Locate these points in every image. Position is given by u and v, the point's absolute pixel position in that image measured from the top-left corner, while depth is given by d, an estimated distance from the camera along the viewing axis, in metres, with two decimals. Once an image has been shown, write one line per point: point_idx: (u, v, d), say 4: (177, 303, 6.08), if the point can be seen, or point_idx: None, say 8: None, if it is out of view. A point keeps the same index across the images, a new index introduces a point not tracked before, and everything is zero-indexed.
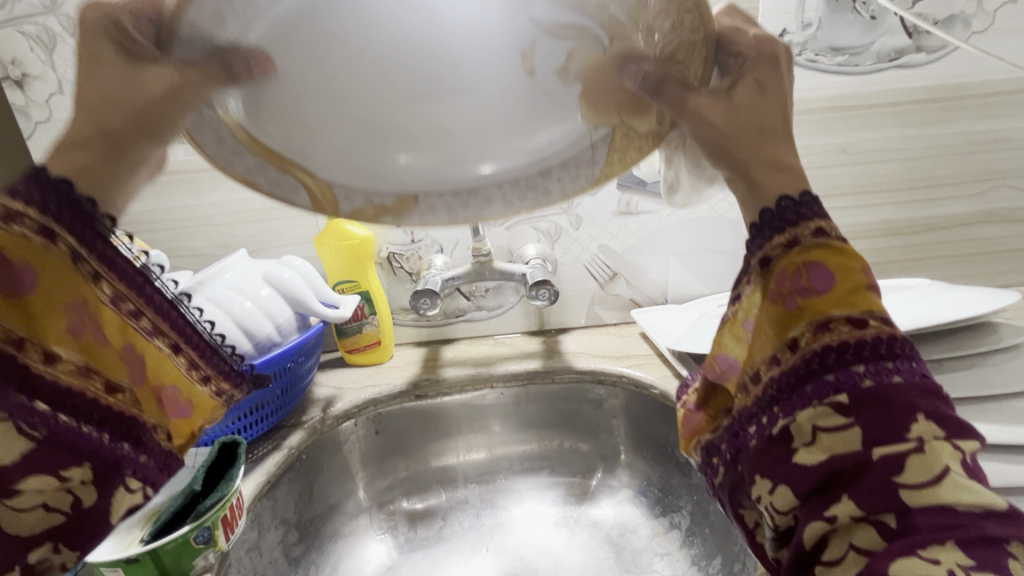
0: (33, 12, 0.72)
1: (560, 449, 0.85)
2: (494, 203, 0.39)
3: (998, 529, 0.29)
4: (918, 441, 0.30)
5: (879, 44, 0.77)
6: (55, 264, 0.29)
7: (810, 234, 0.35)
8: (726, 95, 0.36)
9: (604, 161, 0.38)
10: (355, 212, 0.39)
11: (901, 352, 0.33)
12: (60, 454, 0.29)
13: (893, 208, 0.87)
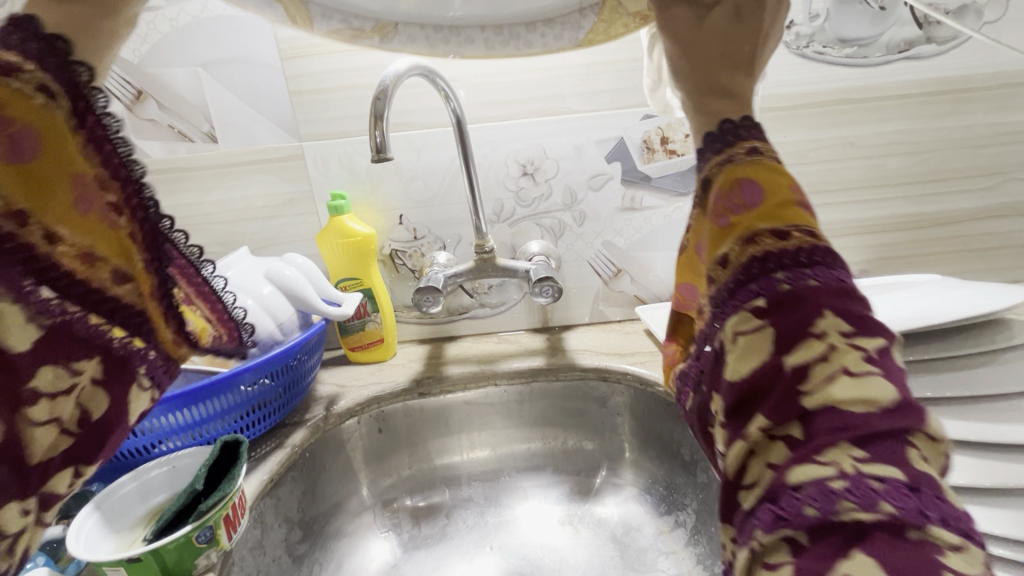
0: None
1: (564, 446, 0.84)
2: (474, 44, 0.41)
3: (898, 424, 0.27)
4: (824, 343, 0.29)
5: (889, 35, 0.76)
6: (53, 124, 0.26)
7: (743, 152, 0.35)
8: (704, 10, 0.37)
9: (590, 26, 0.42)
10: (331, 31, 0.38)
11: (823, 260, 0.31)
12: (71, 346, 0.27)
13: (902, 202, 0.86)
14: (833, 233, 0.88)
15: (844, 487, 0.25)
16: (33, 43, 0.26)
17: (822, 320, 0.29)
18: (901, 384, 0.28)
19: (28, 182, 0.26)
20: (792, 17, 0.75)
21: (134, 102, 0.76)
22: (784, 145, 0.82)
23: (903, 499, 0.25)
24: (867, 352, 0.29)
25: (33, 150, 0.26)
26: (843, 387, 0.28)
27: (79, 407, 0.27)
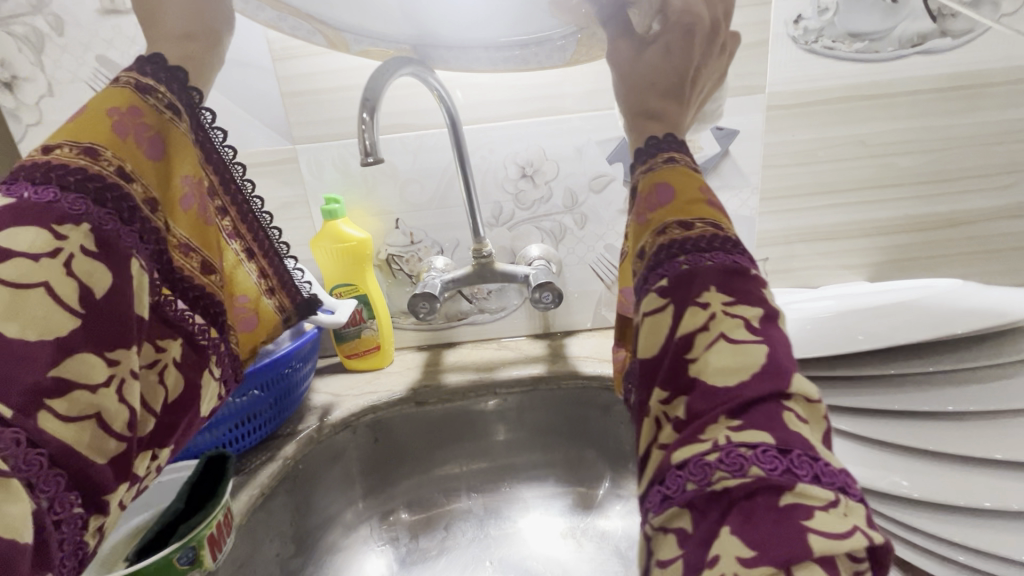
0: (21, 11, 0.71)
1: (567, 456, 0.82)
2: (481, 62, 0.60)
3: (769, 388, 0.36)
4: (708, 315, 0.39)
5: (901, 29, 0.73)
6: (179, 139, 0.42)
7: (661, 161, 0.45)
8: (641, 45, 0.49)
9: (572, 50, 0.59)
10: (362, 51, 0.59)
11: (718, 246, 0.42)
12: (162, 327, 0.41)
13: (915, 202, 0.83)
14: (843, 235, 0.85)
15: (716, 459, 0.34)
16: (163, 74, 0.42)
17: (708, 296, 0.39)
18: (777, 350, 0.38)
19: (166, 179, 0.42)
20: (799, 10, 0.72)
21: None
22: (792, 144, 0.79)
23: (770, 461, 0.33)
24: (744, 320, 0.38)
25: (163, 152, 0.41)
26: (720, 355, 0.37)
27: (168, 382, 0.41)
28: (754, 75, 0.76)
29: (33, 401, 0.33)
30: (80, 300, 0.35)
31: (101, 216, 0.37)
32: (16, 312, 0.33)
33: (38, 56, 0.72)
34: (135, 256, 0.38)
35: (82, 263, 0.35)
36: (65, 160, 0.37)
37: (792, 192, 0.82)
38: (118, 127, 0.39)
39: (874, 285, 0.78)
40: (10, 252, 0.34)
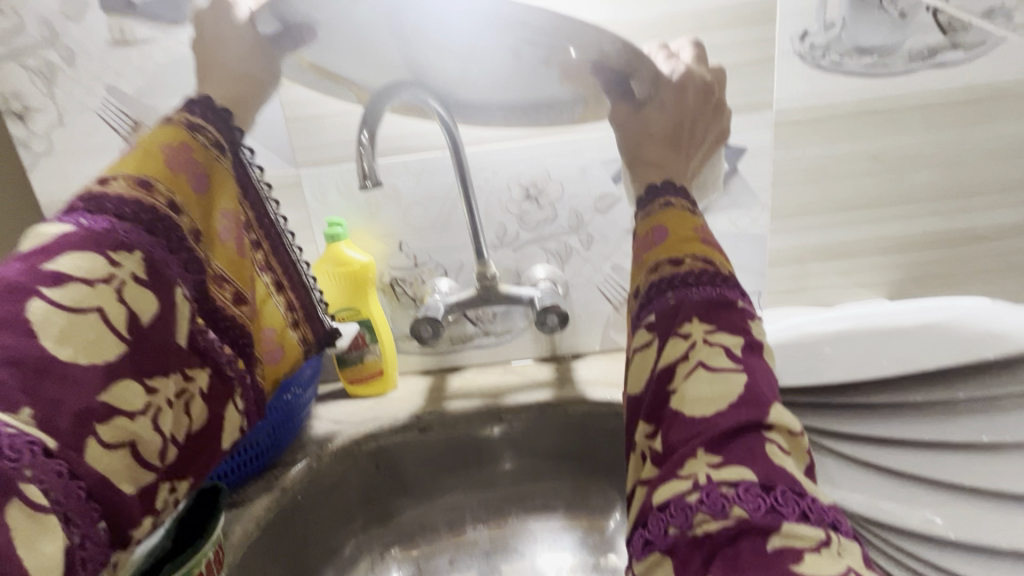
0: (33, 45, 0.72)
1: (574, 485, 0.79)
2: (496, 117, 0.64)
3: (749, 419, 0.37)
4: (689, 347, 0.41)
5: (911, 43, 0.72)
6: (221, 173, 0.49)
7: (657, 207, 0.49)
8: (638, 104, 0.53)
9: (580, 112, 0.62)
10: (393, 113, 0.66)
11: (704, 281, 0.44)
12: (197, 355, 0.45)
13: (932, 218, 0.80)
14: (859, 252, 0.82)
15: (697, 500, 0.34)
16: (210, 114, 0.49)
17: (690, 327, 0.42)
18: (756, 379, 0.39)
19: (207, 210, 0.47)
20: (805, 27, 0.71)
21: (132, 133, 0.76)
22: (802, 160, 0.77)
23: (752, 500, 0.34)
24: (724, 349, 0.40)
25: (208, 186, 0.47)
26: (699, 385, 0.39)
27: (194, 411, 0.44)
28: (761, 91, 0.74)
29: (79, 427, 0.37)
30: (128, 328, 0.40)
31: (152, 247, 0.42)
32: (71, 336, 0.38)
33: (49, 87, 0.74)
34: (178, 283, 0.43)
35: (132, 289, 0.41)
36: (121, 192, 0.42)
37: (804, 209, 0.80)
38: (171, 161, 0.45)
39: (894, 304, 0.75)
40: (67, 277, 0.38)
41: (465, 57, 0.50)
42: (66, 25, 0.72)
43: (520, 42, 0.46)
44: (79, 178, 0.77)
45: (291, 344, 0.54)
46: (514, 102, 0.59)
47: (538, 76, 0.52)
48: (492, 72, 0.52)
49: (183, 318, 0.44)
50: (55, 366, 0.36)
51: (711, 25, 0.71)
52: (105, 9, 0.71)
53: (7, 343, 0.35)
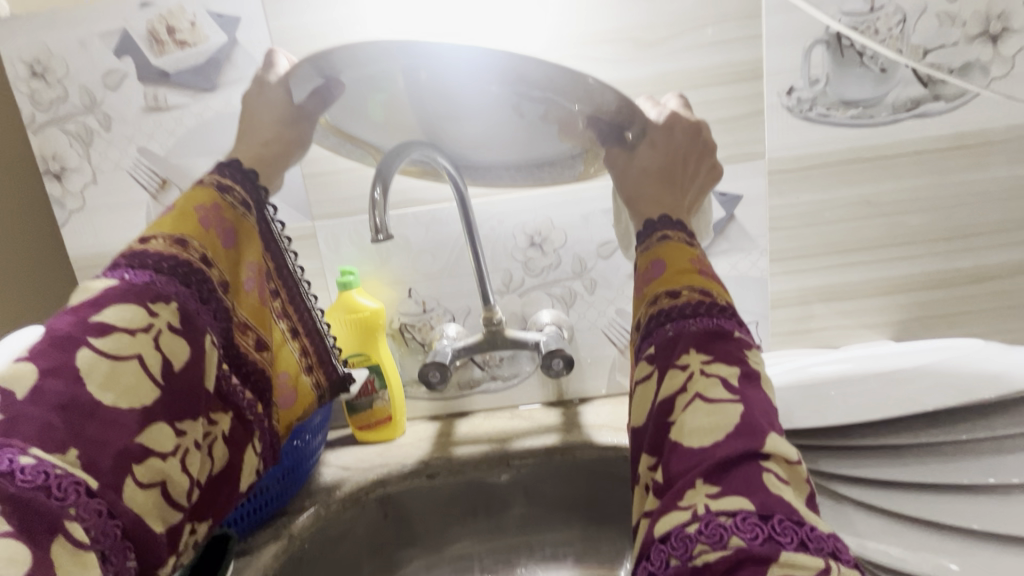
0: (74, 111, 0.78)
1: (585, 533, 0.78)
2: (503, 177, 0.68)
3: (745, 448, 0.38)
4: (687, 378, 0.42)
5: (893, 95, 0.76)
6: (248, 229, 0.52)
7: (655, 241, 0.51)
8: (631, 147, 0.56)
9: (581, 167, 0.65)
10: (406, 171, 0.71)
11: (702, 311, 0.45)
12: (219, 403, 0.48)
13: (930, 259, 0.82)
14: (860, 293, 0.83)
15: (697, 530, 0.35)
16: (239, 176, 0.53)
17: (689, 357, 0.43)
18: (754, 409, 0.40)
19: (234, 263, 0.51)
20: (791, 82, 0.75)
21: (159, 190, 0.81)
22: (797, 206, 0.80)
23: (750, 529, 0.34)
24: (721, 378, 0.42)
25: (235, 241, 0.51)
26: (698, 416, 0.40)
27: (216, 455, 0.48)
28: (753, 142, 0.78)
29: (117, 468, 0.40)
30: (161, 373, 0.44)
31: (186, 297, 0.46)
32: (114, 383, 0.41)
33: (86, 149, 0.79)
34: (207, 333, 0.46)
35: (167, 337, 0.44)
36: (160, 249, 0.46)
37: (802, 253, 0.82)
38: (204, 220, 0.49)
39: (898, 345, 0.75)
40: (112, 326, 0.42)
41: (469, 113, 0.54)
42: (105, 94, 0.78)
43: (519, 98, 0.50)
44: (108, 233, 0.82)
45: (306, 390, 0.56)
46: (519, 161, 0.63)
47: (540, 129, 0.55)
48: (494, 127, 0.56)
49: (210, 365, 0.46)
50: (98, 409, 0.40)
51: (701, 82, 0.75)
52: (142, 79, 0.77)
53: (59, 389, 0.39)
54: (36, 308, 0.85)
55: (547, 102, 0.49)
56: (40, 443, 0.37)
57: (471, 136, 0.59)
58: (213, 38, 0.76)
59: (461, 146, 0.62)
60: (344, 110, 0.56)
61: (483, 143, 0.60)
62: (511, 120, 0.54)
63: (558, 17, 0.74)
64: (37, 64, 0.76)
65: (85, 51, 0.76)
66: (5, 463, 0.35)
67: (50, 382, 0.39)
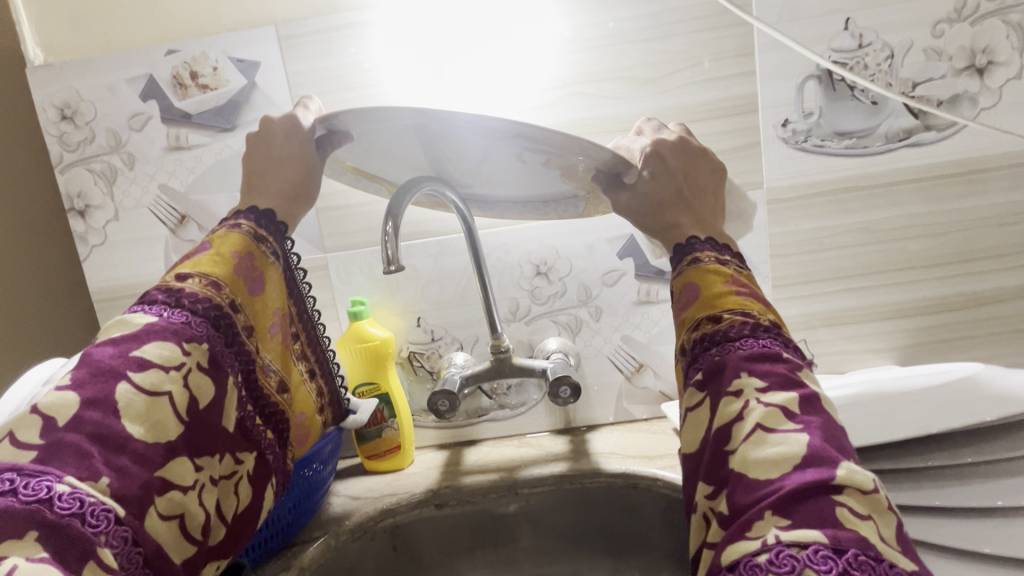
0: (100, 151, 0.82)
1: (595, 564, 0.77)
2: (508, 211, 0.70)
3: (815, 480, 0.37)
4: (743, 406, 0.43)
5: (886, 126, 0.78)
6: (275, 277, 0.57)
7: (687, 265, 0.53)
8: (633, 187, 0.57)
9: (583, 209, 0.68)
10: (419, 203, 0.74)
11: (746, 334, 0.47)
12: (242, 441, 0.53)
13: (932, 284, 0.83)
14: (864, 318, 0.84)
15: (766, 560, 0.35)
16: (271, 226, 0.57)
17: (741, 382, 0.44)
18: (820, 440, 0.40)
19: (260, 308, 0.56)
20: (786, 115, 0.78)
21: (177, 225, 0.84)
22: (797, 234, 0.82)
23: (824, 562, 0.34)
24: (782, 407, 0.42)
25: (262, 288, 0.56)
26: (763, 447, 0.40)
27: (240, 492, 0.53)
28: (751, 172, 0.80)
29: (143, 498, 0.43)
30: (187, 410, 0.48)
31: (213, 341, 0.51)
32: (145, 416, 0.45)
33: (110, 187, 0.83)
34: (229, 374, 0.52)
35: (194, 376, 0.49)
36: (196, 289, 0.51)
37: (804, 279, 0.83)
38: (237, 267, 0.54)
39: (904, 371, 0.76)
40: (149, 362, 0.47)
41: (474, 156, 0.57)
42: (130, 135, 0.82)
43: (522, 150, 0.53)
44: (127, 266, 0.85)
45: (317, 429, 0.63)
46: (525, 196, 0.66)
47: (540, 175, 0.59)
48: (500, 168, 0.59)
49: (230, 406, 0.52)
50: (128, 442, 0.44)
51: (698, 117, 0.79)
52: (165, 121, 0.81)
53: (96, 420, 0.43)
54: (54, 340, 0.87)
55: (547, 153, 0.53)
56: (75, 471, 0.41)
57: (480, 176, 0.63)
58: (233, 82, 0.80)
59: (471, 185, 0.66)
60: (358, 152, 0.59)
61: (491, 182, 0.64)
62: (516, 163, 0.57)
63: (553, 59, 0.77)
64: (67, 108, 0.81)
65: (113, 95, 0.81)
66: (44, 491, 0.38)
67: (90, 412, 0.43)
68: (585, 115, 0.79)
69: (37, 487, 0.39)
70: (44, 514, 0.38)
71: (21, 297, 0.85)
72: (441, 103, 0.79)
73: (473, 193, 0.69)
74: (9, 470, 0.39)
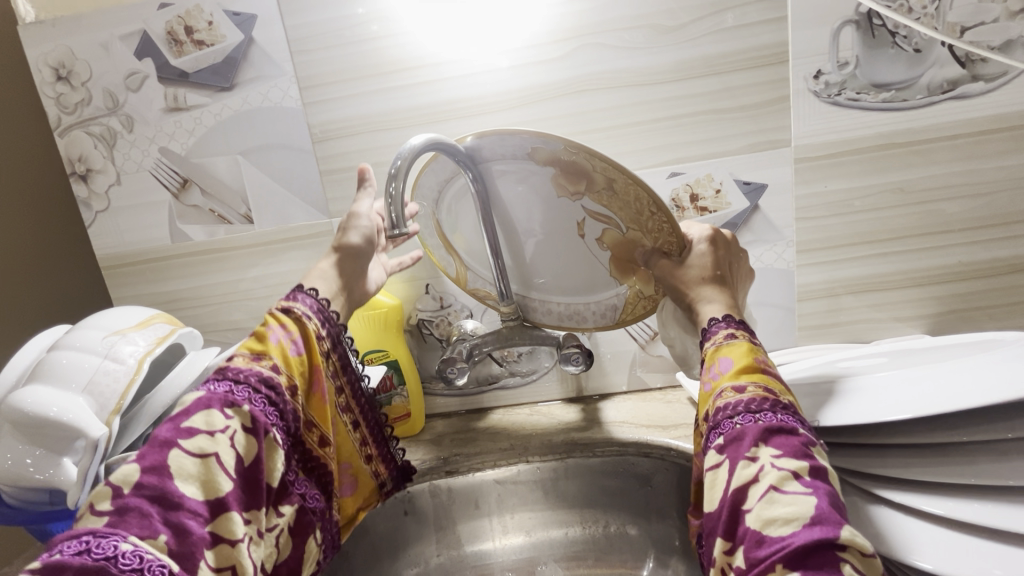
0: (98, 114, 0.79)
1: (606, 532, 0.76)
2: (549, 314, 0.77)
3: (827, 541, 0.41)
4: (758, 467, 0.46)
5: (928, 76, 0.72)
6: (314, 337, 0.60)
7: (723, 335, 0.57)
8: (680, 260, 0.64)
9: (622, 311, 0.74)
10: (474, 287, 0.78)
11: (766, 406, 0.49)
12: (283, 495, 0.56)
13: (967, 249, 0.78)
14: (891, 285, 0.80)
15: None
16: (306, 297, 0.61)
17: (757, 450, 0.47)
18: (829, 503, 0.43)
19: (304, 371, 0.59)
20: (819, 66, 0.72)
21: (181, 190, 0.82)
22: (825, 195, 0.77)
23: None
24: (794, 472, 0.45)
25: (304, 348, 0.59)
26: (776, 507, 0.43)
27: (281, 544, 0.55)
28: (778, 130, 0.75)
29: (196, 554, 0.45)
30: (235, 468, 0.50)
31: (256, 403, 0.53)
32: (196, 476, 0.48)
33: (110, 151, 0.81)
34: (272, 431, 0.53)
35: (241, 437, 0.51)
36: (241, 364, 0.55)
37: (830, 244, 0.79)
38: (275, 338, 0.57)
39: (933, 340, 0.73)
40: (195, 429, 0.49)
41: (536, 211, 0.68)
42: (127, 96, 0.79)
43: (586, 215, 0.66)
44: (133, 232, 0.84)
45: (362, 476, 0.67)
46: (569, 287, 0.74)
47: (597, 257, 0.69)
48: (563, 233, 0.69)
49: (274, 462, 0.54)
50: (183, 501, 0.46)
51: (722, 69, 0.73)
52: (162, 80, 0.78)
53: (154, 484, 0.46)
54: (63, 304, 0.88)
55: (609, 219, 0.66)
56: (137, 531, 0.44)
57: (537, 251, 0.72)
58: (231, 37, 0.76)
59: (526, 266, 0.74)
60: (451, 207, 0.72)
61: (546, 263, 0.73)
62: (577, 229, 0.68)
63: (554, 9, 0.72)
64: (62, 68, 0.78)
65: (108, 54, 0.77)
66: (111, 550, 0.41)
67: (148, 477, 0.46)
68: (593, 69, 0.74)
69: (106, 546, 0.42)
70: (110, 571, 0.41)
71: (29, 262, 0.85)
72: (444, 58, 0.74)
73: (526, 277, 0.75)
74: (87, 532, 0.43)
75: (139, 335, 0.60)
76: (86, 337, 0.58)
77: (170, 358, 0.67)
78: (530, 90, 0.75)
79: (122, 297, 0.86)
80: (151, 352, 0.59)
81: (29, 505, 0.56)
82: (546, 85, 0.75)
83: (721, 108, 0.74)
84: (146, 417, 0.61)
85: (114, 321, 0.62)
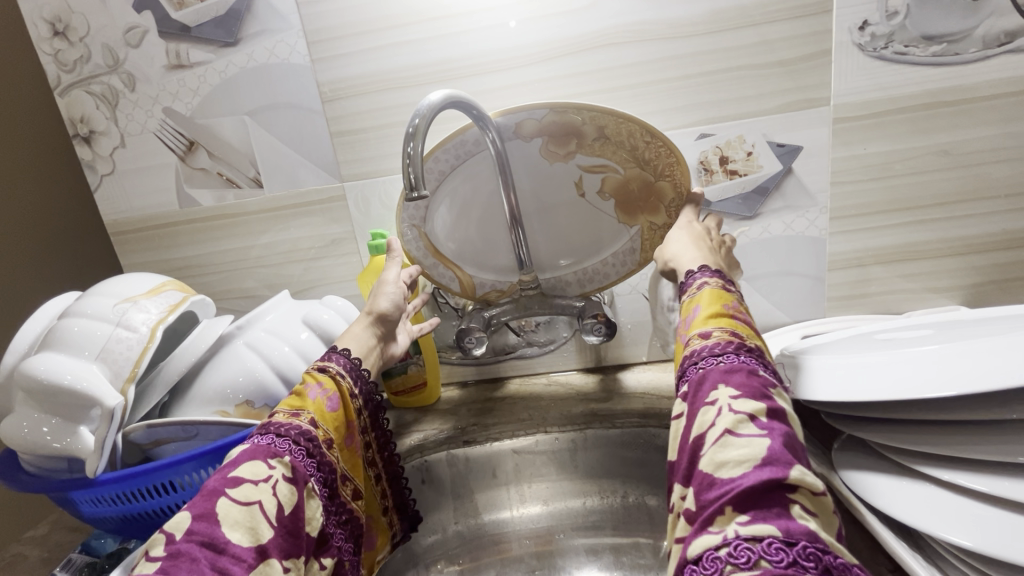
0: (98, 71, 0.76)
1: (625, 502, 0.75)
2: (571, 288, 0.77)
3: (778, 484, 0.39)
4: (714, 405, 0.44)
5: (984, 28, 0.66)
6: (346, 391, 0.59)
7: (716, 283, 0.56)
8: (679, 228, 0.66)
9: (640, 249, 0.73)
10: (485, 293, 0.78)
11: (724, 351, 0.48)
12: (319, 547, 0.53)
13: (1012, 216, 0.74)
14: (927, 254, 0.76)
15: (726, 553, 0.37)
16: (342, 360, 0.61)
17: (716, 393, 0.45)
18: (782, 444, 0.41)
19: (339, 425, 0.58)
20: (865, 16, 0.67)
21: (187, 152, 0.79)
22: (864, 158, 0.73)
23: (776, 553, 0.36)
24: (749, 415, 0.42)
25: (339, 404, 0.58)
26: (729, 450, 0.41)
27: None
28: (817, 87, 0.70)
29: None
30: (277, 516, 0.48)
31: (297, 454, 0.52)
32: (242, 523, 0.46)
33: (113, 112, 0.78)
34: (309, 481, 0.52)
35: (283, 486, 0.50)
36: (282, 421, 0.54)
37: (865, 210, 0.75)
38: (313, 395, 0.57)
39: (973, 312, 0.69)
40: (241, 478, 0.48)
41: (542, 179, 0.72)
42: (128, 52, 0.75)
43: (583, 171, 0.70)
44: (140, 197, 0.81)
45: (379, 526, 0.65)
46: (576, 246, 0.76)
47: (599, 211, 0.73)
48: (564, 194, 0.73)
49: (312, 513, 0.52)
50: (228, 547, 0.45)
51: (759, 20, 0.68)
52: (163, 34, 0.74)
53: (204, 531, 0.45)
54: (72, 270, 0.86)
55: (604, 163, 0.69)
56: None
57: (535, 215, 0.74)
58: None
59: (535, 237, 0.75)
60: (450, 202, 0.74)
61: (551, 229, 0.75)
62: (577, 184, 0.71)
63: None
64: (59, 22, 0.74)
65: (104, 6, 0.73)
66: None
67: (197, 525, 0.45)
68: (620, 21, 0.69)
69: None
70: None
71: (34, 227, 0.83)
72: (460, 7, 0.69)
73: (535, 244, 0.76)
74: None
75: (151, 303, 0.59)
76: (97, 304, 0.57)
77: (182, 327, 0.67)
78: (552, 43, 0.70)
79: (131, 263, 0.85)
80: (163, 320, 0.58)
81: (48, 473, 0.57)
82: (569, 39, 0.70)
83: (756, 63, 0.70)
84: (161, 386, 0.60)
85: (125, 287, 0.60)
